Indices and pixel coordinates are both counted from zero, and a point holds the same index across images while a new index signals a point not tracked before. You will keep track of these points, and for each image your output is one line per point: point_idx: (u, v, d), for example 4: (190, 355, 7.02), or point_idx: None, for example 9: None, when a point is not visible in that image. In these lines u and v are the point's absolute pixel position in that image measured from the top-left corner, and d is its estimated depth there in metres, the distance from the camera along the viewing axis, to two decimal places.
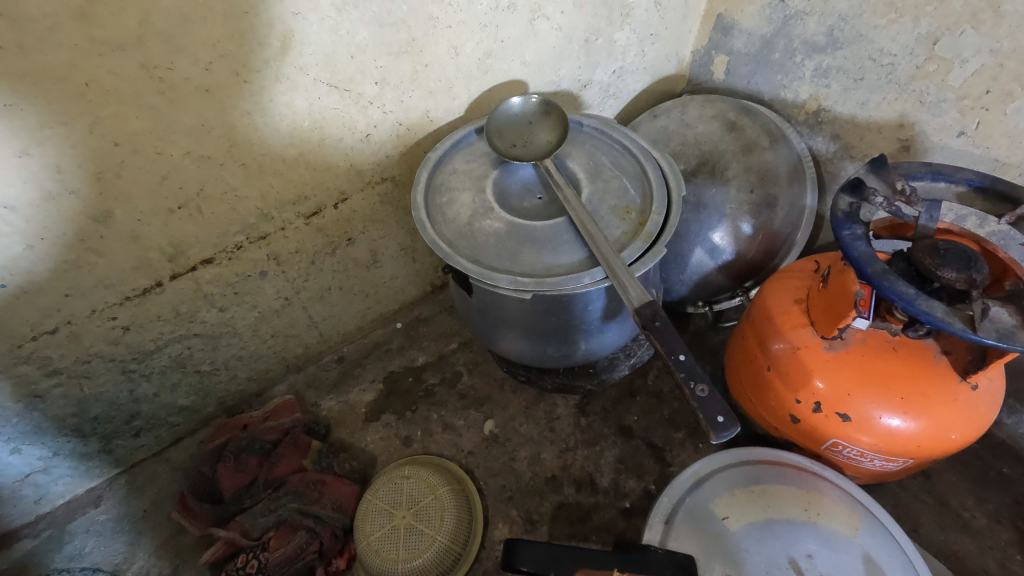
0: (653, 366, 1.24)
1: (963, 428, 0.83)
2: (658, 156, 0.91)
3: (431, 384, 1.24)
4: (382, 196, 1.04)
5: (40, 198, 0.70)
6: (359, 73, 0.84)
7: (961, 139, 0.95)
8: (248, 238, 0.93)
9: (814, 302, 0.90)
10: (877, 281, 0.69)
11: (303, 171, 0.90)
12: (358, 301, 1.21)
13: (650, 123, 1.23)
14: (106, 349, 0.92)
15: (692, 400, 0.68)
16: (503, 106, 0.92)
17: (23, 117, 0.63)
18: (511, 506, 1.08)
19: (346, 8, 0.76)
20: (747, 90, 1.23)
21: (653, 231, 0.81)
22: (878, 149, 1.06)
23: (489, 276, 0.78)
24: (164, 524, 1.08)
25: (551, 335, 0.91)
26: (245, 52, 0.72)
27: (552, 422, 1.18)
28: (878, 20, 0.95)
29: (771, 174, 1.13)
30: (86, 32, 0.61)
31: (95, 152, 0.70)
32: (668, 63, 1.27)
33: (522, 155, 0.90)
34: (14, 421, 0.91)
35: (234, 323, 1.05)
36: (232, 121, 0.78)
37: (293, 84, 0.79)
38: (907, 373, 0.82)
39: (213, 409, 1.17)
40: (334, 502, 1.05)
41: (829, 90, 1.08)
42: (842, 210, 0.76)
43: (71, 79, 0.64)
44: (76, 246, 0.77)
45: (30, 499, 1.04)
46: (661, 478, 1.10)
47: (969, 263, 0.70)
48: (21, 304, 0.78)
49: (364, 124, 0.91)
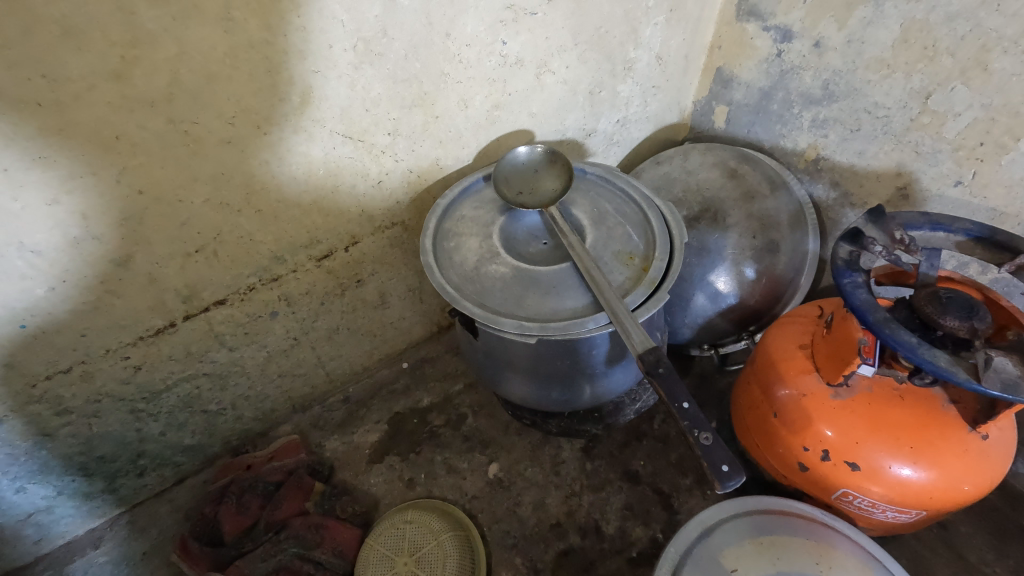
0: (659, 409, 1.23)
1: (976, 479, 0.81)
2: (660, 203, 0.93)
3: (436, 426, 1.23)
4: (391, 240, 1.07)
5: (65, 243, 0.73)
6: (373, 125, 0.88)
7: (958, 188, 0.97)
8: (260, 280, 0.96)
9: (819, 348, 0.90)
10: (879, 329, 0.70)
11: (316, 216, 0.94)
12: (365, 341, 1.22)
13: (653, 170, 1.26)
14: (117, 388, 0.93)
15: (695, 448, 0.68)
16: (510, 155, 0.96)
17: (56, 168, 0.67)
18: (515, 554, 1.06)
19: (363, 66, 0.81)
20: (747, 138, 1.27)
21: (655, 277, 0.83)
22: (878, 196, 1.08)
23: (494, 320, 0.79)
24: (163, 567, 1.06)
25: (556, 379, 0.91)
26: (266, 107, 0.77)
27: (557, 467, 1.16)
28: (872, 76, 0.99)
29: (773, 220, 1.15)
30: (120, 91, 0.66)
31: (120, 200, 0.74)
32: (670, 112, 1.31)
33: (528, 201, 0.93)
34: (22, 460, 0.91)
35: (243, 363, 1.06)
36: (251, 170, 0.82)
37: (310, 136, 0.83)
38: (915, 422, 0.81)
39: (218, 448, 1.17)
40: (335, 548, 1.03)
41: (827, 139, 1.11)
42: (842, 258, 0.77)
43: (103, 133, 0.67)
44: (96, 289, 0.80)
45: (31, 539, 1.03)
46: (668, 526, 1.08)
47: (971, 313, 0.71)
48: (39, 344, 0.80)
49: (376, 172, 0.94)
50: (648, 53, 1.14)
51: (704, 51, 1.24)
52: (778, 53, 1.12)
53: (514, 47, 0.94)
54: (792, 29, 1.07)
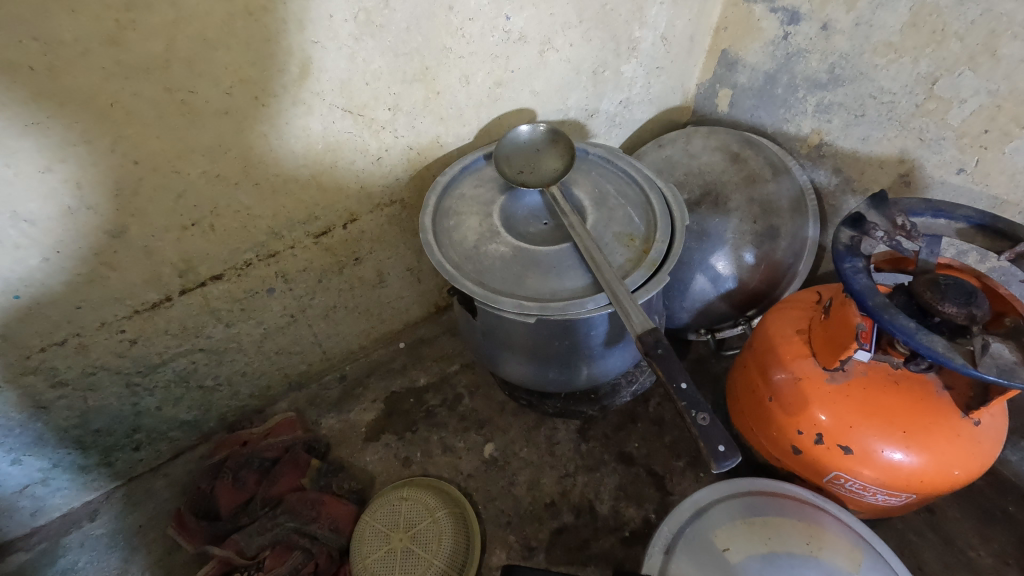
0: (654, 393, 1.24)
1: (967, 464, 0.82)
2: (662, 185, 0.92)
3: (432, 405, 1.24)
4: (390, 218, 1.06)
5: (59, 213, 0.72)
6: (373, 99, 0.87)
7: (961, 176, 0.96)
8: (257, 256, 0.95)
9: (815, 333, 0.90)
10: (878, 314, 0.70)
11: (315, 192, 0.93)
12: (362, 319, 1.22)
13: (655, 153, 1.25)
14: (113, 362, 0.93)
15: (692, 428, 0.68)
16: (511, 133, 0.94)
17: (49, 135, 0.66)
18: (509, 532, 1.07)
19: (364, 38, 0.79)
20: (750, 122, 1.26)
21: (656, 259, 0.82)
22: (879, 183, 1.08)
23: (493, 299, 0.79)
24: (159, 540, 1.07)
25: (554, 359, 0.92)
26: (264, 78, 0.75)
27: (552, 447, 1.17)
28: (879, 60, 0.98)
29: (774, 206, 1.14)
30: (116, 56, 0.64)
31: (116, 170, 0.73)
32: (673, 95, 1.30)
33: (529, 180, 0.92)
34: (17, 431, 0.91)
35: (239, 339, 1.06)
36: (250, 142, 0.80)
37: (309, 109, 0.82)
38: (909, 407, 0.82)
39: (214, 424, 1.17)
40: (331, 524, 1.04)
41: (831, 125, 1.10)
42: (843, 242, 0.77)
43: (97, 100, 0.66)
44: (90, 261, 0.79)
45: (27, 511, 1.03)
46: (660, 507, 1.09)
47: (969, 299, 0.71)
48: (33, 315, 0.80)
49: (376, 148, 0.93)
50: (653, 33, 1.12)
51: (710, 32, 1.22)
52: (784, 35, 1.10)
53: (518, 23, 0.92)
54: (800, 11, 1.06)
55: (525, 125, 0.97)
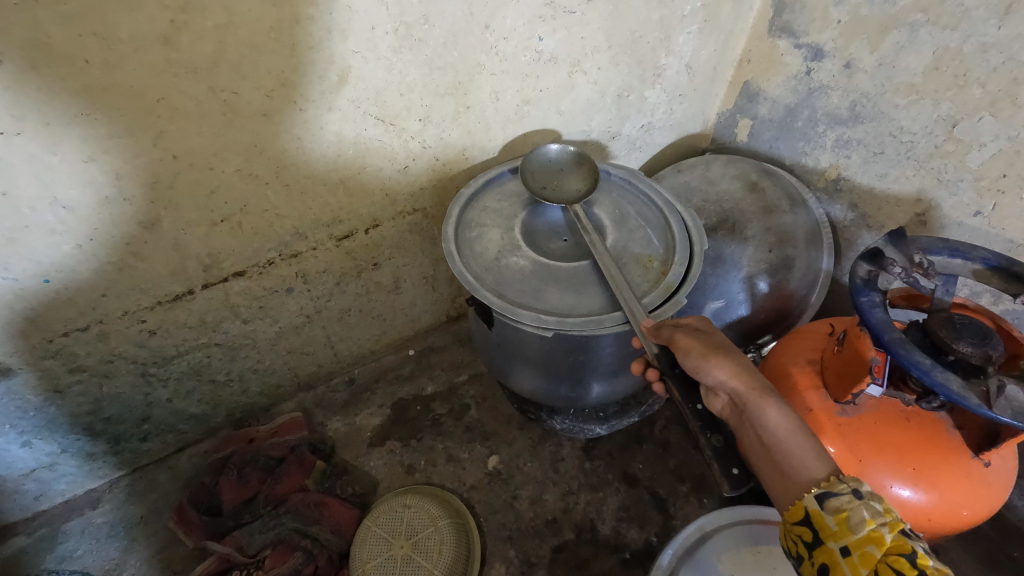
0: (660, 416, 1.24)
1: (976, 505, 0.82)
2: (682, 210, 0.94)
3: (438, 414, 1.24)
4: (411, 226, 1.08)
5: (97, 202, 0.74)
6: (405, 109, 0.89)
7: (978, 218, 0.98)
8: (280, 255, 0.97)
9: (828, 365, 0.91)
10: (894, 348, 0.71)
11: (341, 196, 0.94)
12: (375, 324, 1.23)
13: (673, 178, 1.27)
14: (130, 351, 0.94)
15: (709, 450, 0.70)
16: (539, 151, 0.96)
17: (95, 126, 0.68)
18: (509, 546, 1.07)
19: (402, 50, 0.81)
20: (768, 153, 1.28)
21: (674, 281, 0.83)
22: (895, 221, 1.10)
23: (512, 311, 0.80)
24: (159, 532, 1.07)
25: (566, 374, 0.93)
26: (303, 83, 0.77)
27: (556, 464, 1.17)
28: (900, 100, 1.00)
29: (790, 236, 1.16)
30: (167, 55, 0.66)
31: (154, 164, 0.74)
32: (694, 122, 1.32)
33: (552, 197, 0.94)
34: (31, 414, 0.92)
35: (254, 337, 1.07)
36: (284, 144, 0.82)
37: (343, 115, 0.84)
38: (919, 444, 0.83)
39: (221, 419, 1.18)
40: (333, 526, 1.04)
41: (850, 160, 1.12)
42: (861, 276, 0.78)
43: (145, 96, 0.68)
44: (121, 250, 0.80)
45: (31, 495, 1.04)
46: (662, 530, 1.09)
47: (984, 339, 0.72)
48: (60, 300, 0.81)
49: (404, 156, 0.95)
50: (678, 61, 1.15)
51: (733, 64, 1.25)
52: (807, 71, 1.12)
53: (550, 44, 0.95)
54: (824, 48, 1.08)
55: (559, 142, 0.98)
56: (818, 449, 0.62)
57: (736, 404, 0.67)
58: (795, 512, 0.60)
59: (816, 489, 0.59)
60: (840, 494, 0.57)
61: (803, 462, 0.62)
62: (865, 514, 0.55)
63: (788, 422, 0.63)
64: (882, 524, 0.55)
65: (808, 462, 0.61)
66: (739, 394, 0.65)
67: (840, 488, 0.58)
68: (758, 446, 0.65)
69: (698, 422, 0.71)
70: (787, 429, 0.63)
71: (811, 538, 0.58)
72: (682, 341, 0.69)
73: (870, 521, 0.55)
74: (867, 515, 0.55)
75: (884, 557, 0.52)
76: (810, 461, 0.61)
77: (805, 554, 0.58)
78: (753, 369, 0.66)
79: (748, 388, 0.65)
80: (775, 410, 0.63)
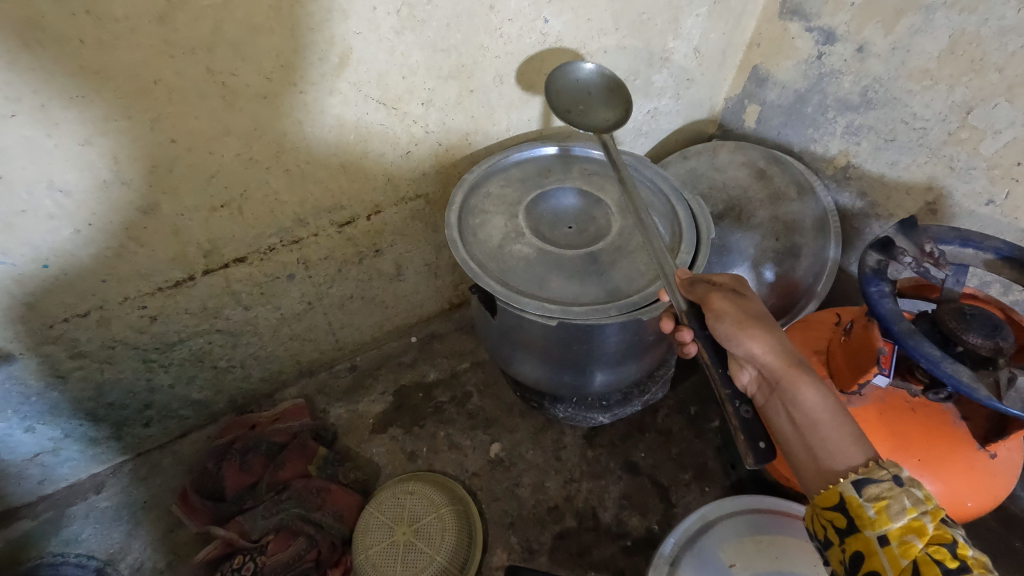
0: (663, 404, 1.24)
1: (979, 496, 0.82)
2: (689, 197, 0.92)
3: (440, 401, 1.24)
4: (414, 212, 1.06)
5: (95, 186, 0.73)
6: (407, 93, 0.87)
7: (990, 208, 0.96)
8: (281, 241, 0.96)
9: (834, 354, 0.90)
10: (903, 339, 0.70)
11: (343, 182, 0.93)
12: (377, 311, 1.22)
13: (679, 164, 1.25)
14: (131, 337, 0.93)
15: (736, 420, 0.69)
16: (569, 70, 0.94)
17: (92, 109, 0.66)
18: (511, 533, 1.07)
19: (404, 32, 0.80)
20: (777, 140, 1.26)
21: (680, 270, 0.82)
22: (905, 209, 1.08)
23: (516, 299, 0.79)
24: (162, 516, 1.08)
25: (569, 363, 0.92)
26: (304, 65, 0.76)
27: (558, 451, 1.17)
28: (914, 86, 0.98)
29: (797, 224, 1.14)
30: (164, 35, 0.65)
31: (153, 148, 0.73)
32: (701, 107, 1.29)
33: (576, 121, 0.94)
34: (33, 398, 0.92)
35: (256, 323, 1.07)
36: (284, 128, 0.81)
37: (345, 98, 0.82)
38: (925, 435, 0.82)
39: (223, 405, 1.18)
40: (336, 513, 1.04)
41: (860, 147, 1.10)
42: (870, 265, 0.77)
43: (142, 77, 0.67)
44: (120, 235, 0.79)
45: (35, 479, 1.04)
46: (664, 518, 1.09)
47: (994, 331, 0.71)
48: (59, 285, 0.80)
49: (406, 141, 0.94)
50: (686, 44, 1.12)
51: (742, 48, 1.22)
52: (819, 55, 1.10)
53: (556, 26, 0.93)
54: (836, 31, 1.06)
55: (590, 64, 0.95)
56: (855, 434, 0.60)
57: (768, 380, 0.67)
58: (828, 497, 0.59)
59: (853, 475, 0.58)
60: (881, 481, 0.56)
61: (838, 445, 0.61)
62: (906, 502, 0.55)
63: (824, 403, 0.63)
64: (923, 513, 0.54)
65: (844, 446, 0.60)
66: (773, 369, 0.65)
67: (880, 475, 0.56)
68: (788, 424, 0.64)
69: (727, 390, 0.70)
70: (821, 410, 0.62)
71: (845, 524, 0.57)
72: (718, 305, 0.68)
73: (911, 509, 0.54)
74: (908, 504, 0.54)
75: (926, 548, 0.52)
76: (845, 444, 0.60)
77: (836, 539, 0.58)
78: (790, 346, 0.66)
79: (783, 363, 0.65)
80: (811, 390, 0.63)
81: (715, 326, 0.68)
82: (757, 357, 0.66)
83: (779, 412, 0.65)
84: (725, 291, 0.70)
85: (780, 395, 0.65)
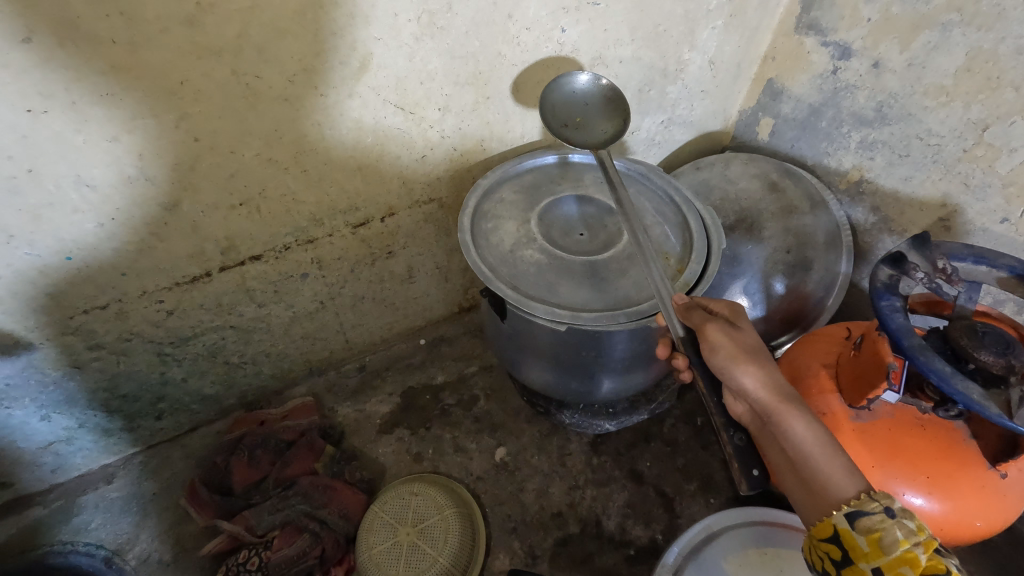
0: (670, 414, 1.24)
1: (990, 516, 0.81)
2: (700, 208, 0.92)
3: (447, 404, 1.25)
4: (426, 216, 1.08)
5: (120, 181, 0.75)
6: (425, 98, 0.89)
7: (1005, 225, 0.96)
8: (296, 241, 0.97)
9: (844, 368, 0.89)
10: (913, 354, 0.69)
11: (358, 183, 0.94)
12: (388, 312, 1.24)
13: (692, 175, 1.25)
14: (147, 330, 0.95)
15: (729, 447, 0.68)
16: (564, 83, 0.94)
17: (121, 106, 0.68)
18: (514, 538, 1.07)
19: (424, 38, 0.81)
20: (790, 153, 1.26)
21: (690, 279, 0.82)
22: (918, 225, 1.08)
23: (525, 304, 0.79)
24: (170, 509, 1.09)
25: (576, 369, 0.93)
26: (326, 70, 0.78)
27: (563, 458, 1.17)
28: (929, 102, 0.98)
29: (809, 238, 1.14)
30: (193, 37, 0.67)
31: (177, 146, 0.75)
32: (714, 119, 1.30)
33: (574, 137, 0.95)
34: (51, 387, 0.94)
35: (268, 320, 1.08)
36: (304, 129, 0.82)
37: (363, 102, 0.84)
38: (934, 453, 0.82)
39: (233, 401, 1.19)
40: (341, 511, 1.05)
41: (874, 162, 1.10)
42: (882, 280, 0.77)
43: (169, 77, 0.69)
44: (141, 230, 0.81)
45: (48, 468, 1.06)
46: (668, 528, 1.09)
47: (1007, 349, 0.70)
48: (82, 278, 0.82)
49: (422, 145, 0.95)
50: (701, 56, 1.13)
51: (758, 61, 1.22)
52: (834, 70, 1.10)
53: (572, 36, 0.94)
54: (852, 46, 1.06)
55: (584, 76, 0.94)
56: (848, 465, 0.61)
57: (760, 413, 0.67)
58: (823, 529, 0.60)
59: (846, 507, 0.59)
60: (872, 514, 0.56)
61: (832, 478, 0.61)
62: (898, 534, 0.55)
63: (816, 436, 0.63)
64: (916, 544, 0.54)
65: (838, 477, 0.61)
66: (765, 402, 0.65)
67: (870, 507, 0.57)
68: (782, 457, 0.65)
69: (721, 418, 0.69)
70: (813, 443, 0.63)
71: (840, 557, 0.58)
72: (713, 336, 0.67)
73: (903, 540, 0.54)
74: (900, 535, 0.55)
75: None
76: (838, 475, 0.61)
77: (833, 570, 0.59)
78: (782, 378, 0.66)
79: (774, 396, 0.65)
80: (802, 423, 0.64)
81: (710, 357, 0.68)
82: (749, 391, 0.66)
83: (773, 444, 0.65)
84: (720, 322, 0.69)
85: (772, 427, 0.65)
